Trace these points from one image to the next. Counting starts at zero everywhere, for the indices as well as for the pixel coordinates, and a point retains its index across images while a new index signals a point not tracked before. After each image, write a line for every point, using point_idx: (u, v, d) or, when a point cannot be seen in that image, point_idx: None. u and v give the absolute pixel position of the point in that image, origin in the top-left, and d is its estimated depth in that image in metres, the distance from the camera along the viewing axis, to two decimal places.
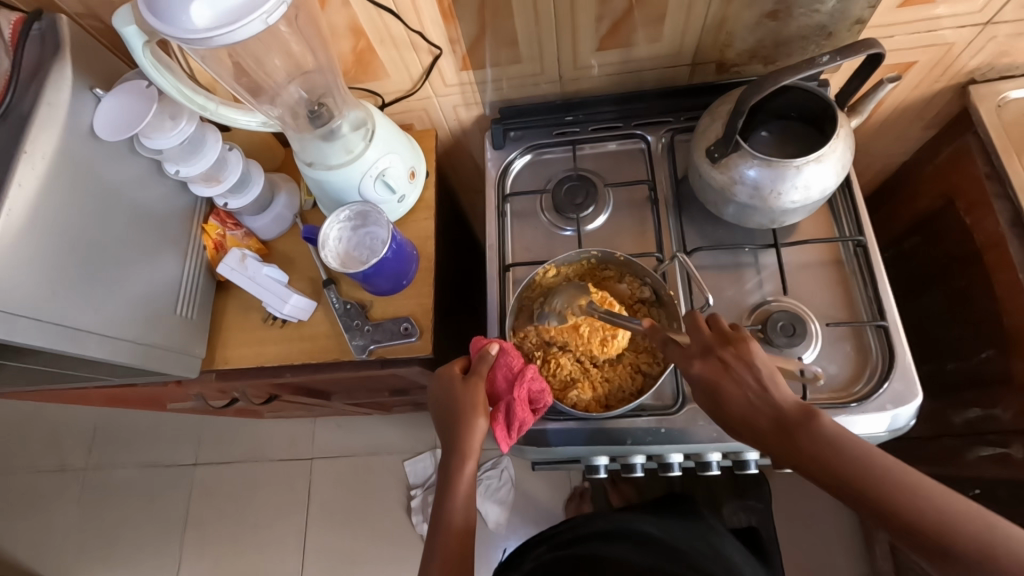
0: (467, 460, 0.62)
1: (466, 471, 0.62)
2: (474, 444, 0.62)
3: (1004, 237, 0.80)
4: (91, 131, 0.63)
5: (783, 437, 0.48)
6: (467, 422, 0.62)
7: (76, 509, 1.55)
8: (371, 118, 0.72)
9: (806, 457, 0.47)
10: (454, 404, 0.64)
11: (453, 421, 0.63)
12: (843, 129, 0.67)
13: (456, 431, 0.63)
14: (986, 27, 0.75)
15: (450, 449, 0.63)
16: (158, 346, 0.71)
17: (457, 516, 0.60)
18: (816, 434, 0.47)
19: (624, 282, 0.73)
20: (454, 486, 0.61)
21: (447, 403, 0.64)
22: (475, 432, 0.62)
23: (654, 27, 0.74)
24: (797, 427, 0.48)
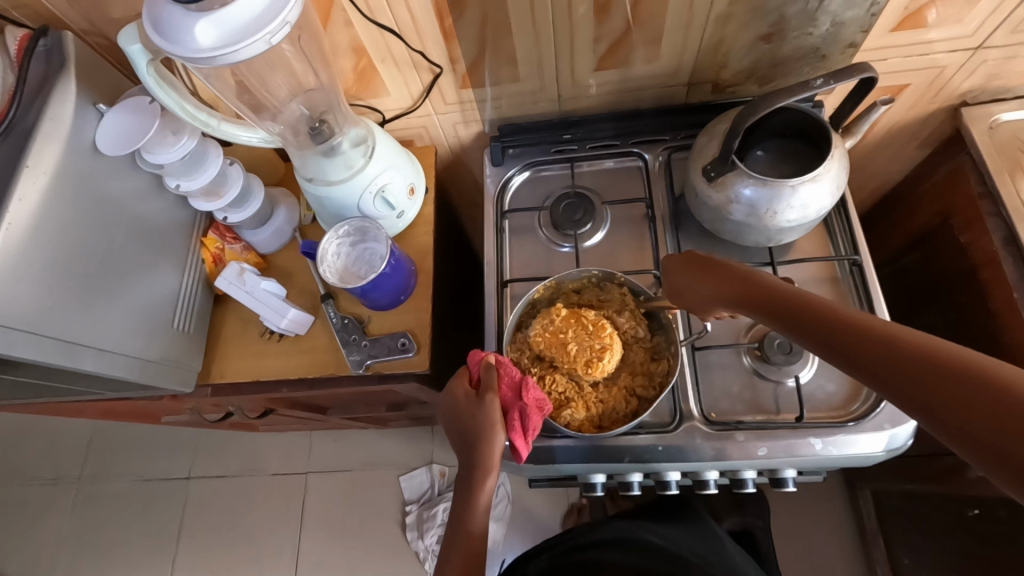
0: (488, 474, 0.61)
1: (487, 484, 0.61)
2: (494, 457, 0.61)
3: (1000, 257, 0.80)
4: (93, 146, 0.64)
5: (759, 289, 0.55)
6: (489, 437, 0.61)
7: (67, 523, 1.53)
8: (371, 135, 0.73)
9: (778, 299, 0.53)
10: (472, 419, 0.63)
11: (472, 436, 0.62)
12: (837, 150, 0.69)
13: (476, 444, 0.62)
14: (977, 51, 0.76)
15: (472, 464, 0.62)
16: (153, 360, 0.71)
17: (473, 537, 0.59)
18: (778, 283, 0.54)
19: (621, 316, 0.71)
20: (475, 500, 0.61)
21: (464, 419, 0.64)
22: (495, 446, 0.61)
23: (652, 48, 0.75)
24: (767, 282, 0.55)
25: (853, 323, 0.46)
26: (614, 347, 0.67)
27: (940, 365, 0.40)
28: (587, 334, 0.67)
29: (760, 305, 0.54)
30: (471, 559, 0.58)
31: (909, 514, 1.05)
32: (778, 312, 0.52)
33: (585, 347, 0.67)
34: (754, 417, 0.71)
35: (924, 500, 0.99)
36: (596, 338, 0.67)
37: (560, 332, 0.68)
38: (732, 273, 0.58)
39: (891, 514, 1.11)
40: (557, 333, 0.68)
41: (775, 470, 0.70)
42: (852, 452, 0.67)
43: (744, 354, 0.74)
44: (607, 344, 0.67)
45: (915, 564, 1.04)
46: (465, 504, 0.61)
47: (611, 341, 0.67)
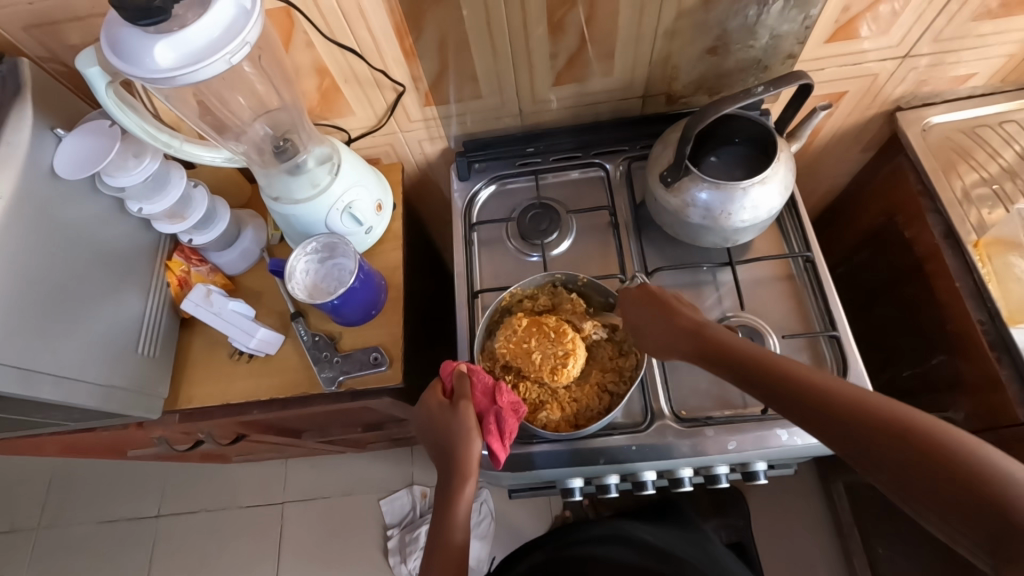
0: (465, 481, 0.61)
1: (465, 492, 0.61)
2: (472, 463, 0.61)
3: (940, 249, 0.85)
4: (51, 171, 0.63)
5: (735, 348, 0.59)
6: (465, 444, 0.62)
7: (27, 573, 1.44)
8: (336, 152, 0.74)
9: (754, 360, 0.57)
10: (447, 429, 0.63)
11: (449, 446, 0.63)
12: (784, 153, 0.73)
13: (453, 452, 0.62)
14: (905, 59, 0.82)
15: (449, 473, 0.62)
16: (118, 386, 0.69)
17: (453, 544, 0.59)
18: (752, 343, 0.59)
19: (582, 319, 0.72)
20: (453, 508, 0.61)
21: (439, 430, 0.64)
22: (473, 452, 0.61)
23: (606, 63, 0.79)
24: (741, 342, 0.59)
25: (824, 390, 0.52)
26: (578, 351, 0.68)
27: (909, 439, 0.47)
28: (550, 341, 0.69)
29: (734, 363, 0.58)
30: (452, 567, 0.58)
31: (880, 503, 1.08)
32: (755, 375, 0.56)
33: (549, 355, 0.68)
34: (722, 412, 0.73)
35: None
36: (558, 345, 0.69)
37: (523, 341, 0.69)
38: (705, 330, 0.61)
39: (864, 506, 1.14)
40: (521, 343, 0.70)
41: (746, 463, 0.72)
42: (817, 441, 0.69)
43: None
44: (570, 349, 0.68)
45: (889, 552, 1.07)
46: (443, 513, 0.61)
47: (573, 346, 0.68)
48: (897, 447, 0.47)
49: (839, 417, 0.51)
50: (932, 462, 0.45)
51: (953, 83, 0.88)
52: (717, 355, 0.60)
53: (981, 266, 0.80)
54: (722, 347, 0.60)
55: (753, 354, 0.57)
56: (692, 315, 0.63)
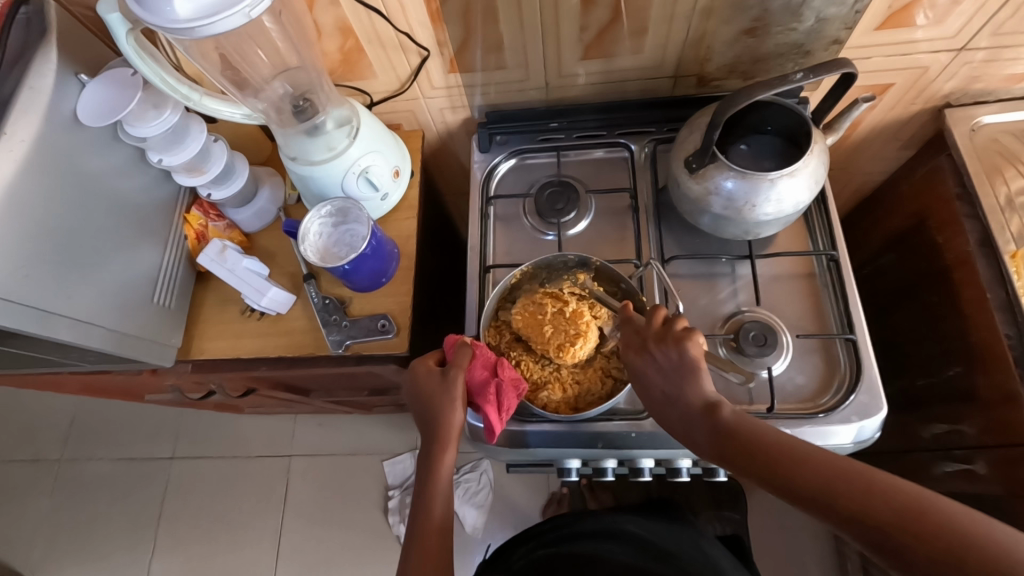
0: (447, 447, 0.62)
1: (444, 461, 0.62)
2: (452, 433, 0.62)
3: (974, 257, 0.82)
4: (73, 117, 0.64)
5: (713, 444, 0.53)
6: (448, 414, 0.62)
7: (50, 501, 1.53)
8: (356, 115, 0.73)
9: (731, 455, 0.51)
10: (432, 397, 0.63)
11: (434, 413, 0.63)
12: (817, 146, 0.69)
13: (434, 421, 0.62)
14: (960, 52, 0.77)
15: (431, 441, 0.62)
16: (133, 333, 0.71)
17: (435, 510, 0.59)
18: (727, 430, 0.52)
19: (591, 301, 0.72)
20: (433, 479, 0.61)
21: (428, 398, 0.64)
22: (455, 423, 0.62)
23: (637, 39, 0.76)
24: (715, 430, 0.53)
25: (773, 450, 0.49)
26: (590, 334, 0.67)
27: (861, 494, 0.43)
28: (565, 319, 0.68)
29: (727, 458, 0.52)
30: (434, 535, 0.59)
31: None
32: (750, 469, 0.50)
33: (559, 331, 0.67)
34: None
35: None
36: (572, 324, 0.67)
37: (538, 313, 0.69)
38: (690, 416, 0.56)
39: None
40: (536, 314, 0.69)
41: None
42: (820, 443, 0.68)
43: (719, 346, 0.75)
44: (582, 331, 0.67)
45: None
46: (430, 481, 0.61)
47: (586, 328, 0.67)
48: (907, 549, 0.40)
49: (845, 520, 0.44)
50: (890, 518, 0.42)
51: (1009, 82, 0.83)
52: (697, 449, 0.55)
53: (1016, 278, 0.77)
54: (696, 439, 0.55)
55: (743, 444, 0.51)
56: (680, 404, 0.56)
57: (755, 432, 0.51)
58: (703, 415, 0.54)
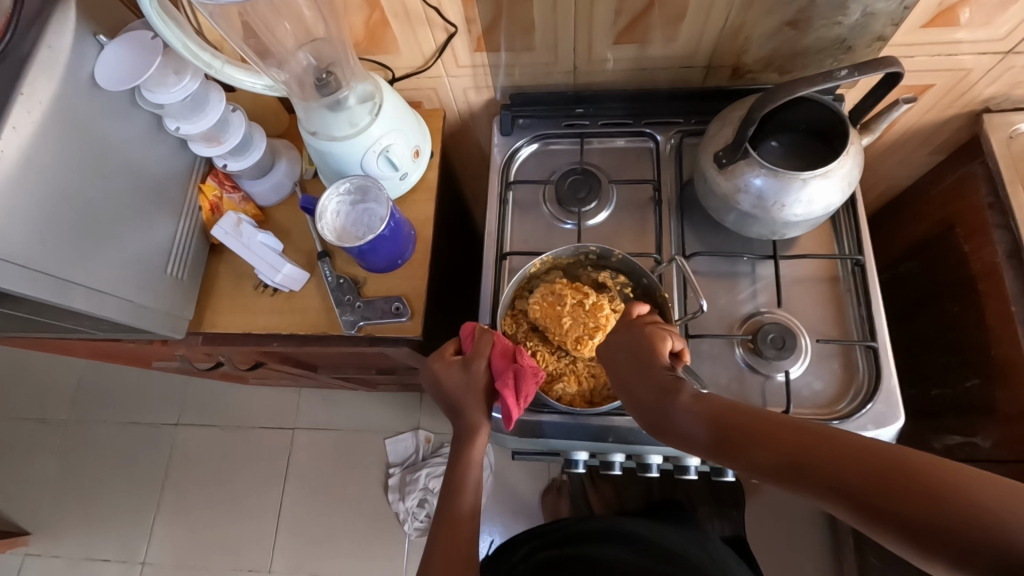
0: (478, 439, 0.63)
1: (475, 450, 0.63)
2: (481, 422, 0.63)
3: (1002, 269, 0.80)
4: (91, 80, 0.62)
5: (677, 420, 0.50)
6: (475, 404, 0.63)
7: (56, 460, 1.55)
8: (379, 92, 0.70)
9: (697, 431, 0.48)
10: (457, 387, 0.64)
11: (462, 406, 0.63)
12: (853, 147, 0.67)
13: (463, 411, 0.63)
14: (1007, 56, 0.74)
15: (461, 431, 0.64)
16: (146, 304, 0.70)
17: (465, 499, 0.61)
18: (691, 405, 0.49)
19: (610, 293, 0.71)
20: (465, 470, 0.62)
21: (453, 390, 0.64)
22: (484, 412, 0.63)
23: (673, 26, 0.73)
24: (677, 405, 0.50)
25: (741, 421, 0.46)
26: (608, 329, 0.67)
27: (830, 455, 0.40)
28: (584, 312, 0.67)
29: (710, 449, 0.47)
30: (455, 525, 0.59)
31: None
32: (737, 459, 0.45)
33: (578, 324, 0.67)
34: None
35: None
36: (592, 317, 0.67)
37: (557, 303, 0.68)
38: (660, 404, 0.51)
39: None
40: (555, 305, 0.68)
41: None
42: None
43: (737, 345, 0.74)
44: (602, 325, 0.67)
45: (880, 561, 1.08)
46: (459, 471, 0.62)
47: (605, 323, 0.67)
48: (924, 523, 0.36)
49: (845, 493, 0.39)
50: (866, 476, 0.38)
51: None
52: (659, 429, 0.51)
53: None
54: (657, 417, 0.51)
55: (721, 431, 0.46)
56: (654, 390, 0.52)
57: (731, 414, 0.47)
58: (664, 391, 0.52)
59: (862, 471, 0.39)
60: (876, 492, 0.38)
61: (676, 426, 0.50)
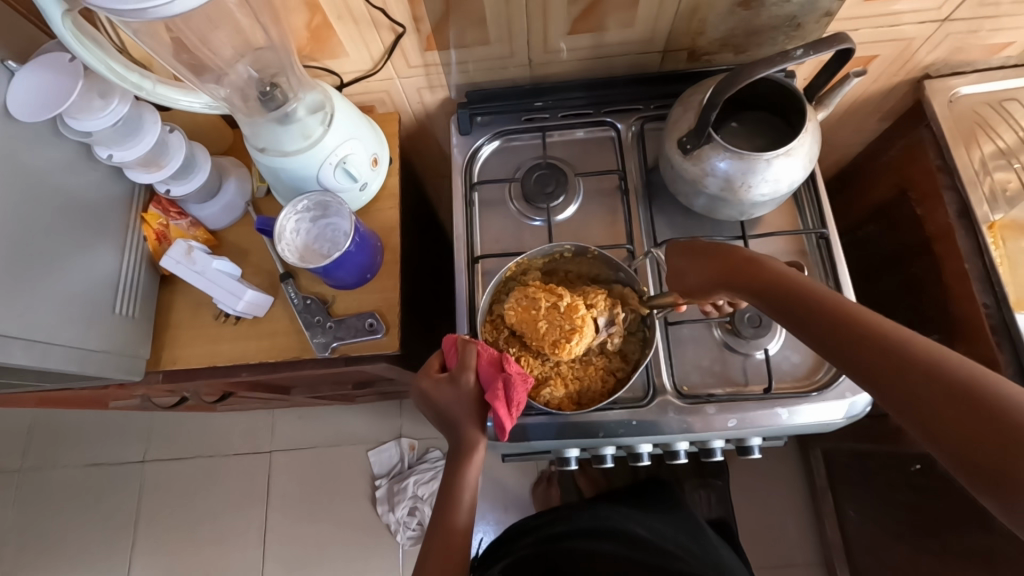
0: (474, 454, 0.61)
1: (471, 467, 0.61)
2: (476, 435, 0.61)
3: (953, 229, 0.83)
4: (4, 111, 0.57)
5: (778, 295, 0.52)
6: (468, 418, 0.61)
7: (12, 514, 1.44)
8: (329, 100, 0.67)
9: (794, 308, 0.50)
10: (448, 404, 0.62)
11: (454, 421, 0.62)
12: (812, 122, 0.68)
13: (457, 427, 0.62)
14: (944, 23, 0.77)
15: (456, 448, 0.62)
16: (96, 350, 0.65)
17: (459, 518, 0.60)
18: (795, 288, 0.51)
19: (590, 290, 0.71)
20: (460, 488, 0.61)
21: (443, 407, 0.62)
22: (479, 424, 0.61)
23: (625, 13, 0.72)
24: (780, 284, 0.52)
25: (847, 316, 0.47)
26: (585, 329, 0.64)
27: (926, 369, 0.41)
28: (560, 314, 0.65)
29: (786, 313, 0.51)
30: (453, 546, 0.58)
31: (855, 469, 1.12)
32: (804, 326, 0.49)
33: (554, 327, 0.65)
34: (724, 389, 0.72)
35: (871, 457, 1.06)
36: (567, 319, 0.65)
37: (532, 307, 0.66)
38: (761, 268, 0.54)
39: (839, 472, 1.18)
40: (530, 309, 0.66)
41: (742, 439, 0.72)
42: (817, 421, 0.69)
43: (715, 328, 0.75)
44: (578, 326, 0.64)
45: (858, 513, 1.12)
46: (455, 488, 0.61)
47: (581, 323, 0.64)
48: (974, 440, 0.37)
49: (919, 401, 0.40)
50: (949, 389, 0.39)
51: (987, 52, 0.83)
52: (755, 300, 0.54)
53: (995, 249, 0.79)
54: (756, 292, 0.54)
55: (806, 301, 0.50)
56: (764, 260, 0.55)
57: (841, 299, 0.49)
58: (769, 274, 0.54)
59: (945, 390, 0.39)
60: (949, 402, 0.39)
61: (770, 285, 0.53)
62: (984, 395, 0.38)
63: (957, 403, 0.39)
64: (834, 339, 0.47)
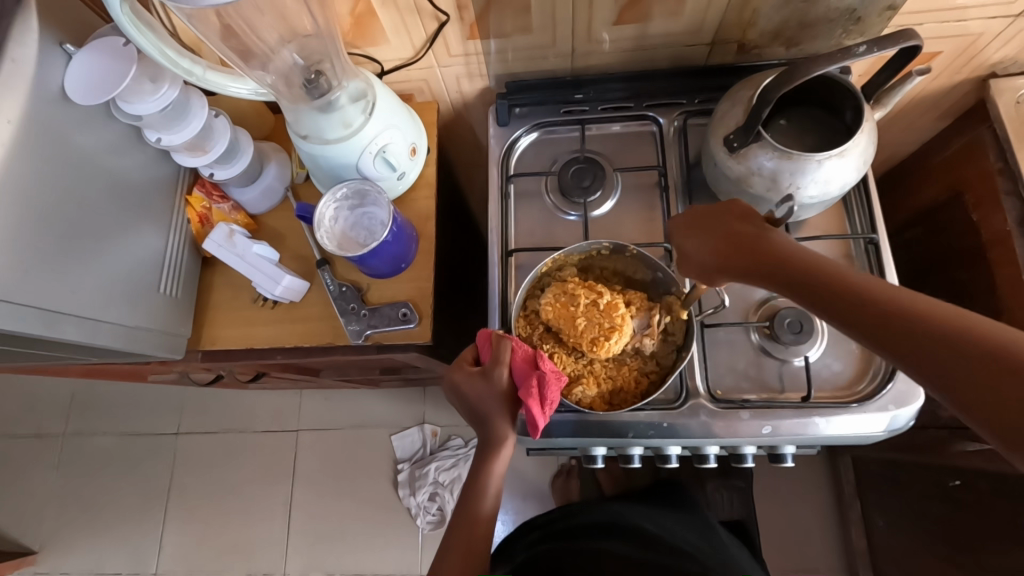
0: (502, 450, 0.62)
1: (500, 462, 0.62)
2: (507, 431, 0.62)
3: (1012, 236, 0.79)
4: (62, 92, 0.58)
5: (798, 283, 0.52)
6: (500, 414, 0.61)
7: (55, 478, 1.52)
8: (371, 88, 0.67)
9: (814, 295, 0.51)
10: (479, 398, 0.62)
11: (486, 416, 0.62)
12: (868, 121, 0.65)
13: (488, 422, 0.62)
14: (1017, 19, 0.72)
15: (486, 442, 0.62)
16: (141, 327, 0.67)
17: (484, 509, 0.61)
18: (813, 275, 0.51)
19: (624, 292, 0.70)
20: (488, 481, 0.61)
21: (475, 401, 0.62)
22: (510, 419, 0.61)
23: (675, 3, 0.70)
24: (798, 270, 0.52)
25: (877, 302, 0.48)
26: (624, 328, 0.64)
27: (938, 343, 0.45)
28: (598, 312, 0.65)
29: (796, 287, 0.52)
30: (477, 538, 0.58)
31: (887, 481, 1.09)
32: (826, 310, 0.50)
33: (592, 324, 0.65)
34: (759, 395, 0.70)
35: (906, 470, 1.02)
36: (606, 317, 0.65)
37: (570, 304, 0.66)
38: (764, 253, 0.54)
39: (870, 482, 1.15)
40: (567, 305, 0.66)
41: (775, 446, 0.71)
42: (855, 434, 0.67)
43: (752, 332, 0.73)
44: (617, 325, 0.64)
45: (888, 526, 1.09)
46: (482, 481, 0.61)
47: (621, 322, 0.64)
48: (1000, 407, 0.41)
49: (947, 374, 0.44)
50: (963, 362, 0.43)
51: None
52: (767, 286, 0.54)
53: None
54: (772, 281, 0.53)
55: (812, 282, 0.51)
56: (756, 231, 0.56)
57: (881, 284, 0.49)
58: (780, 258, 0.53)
59: (967, 360, 0.43)
60: (975, 374, 0.43)
61: (779, 269, 0.53)
62: (1006, 364, 0.42)
63: (989, 363, 0.43)
64: (876, 325, 0.48)
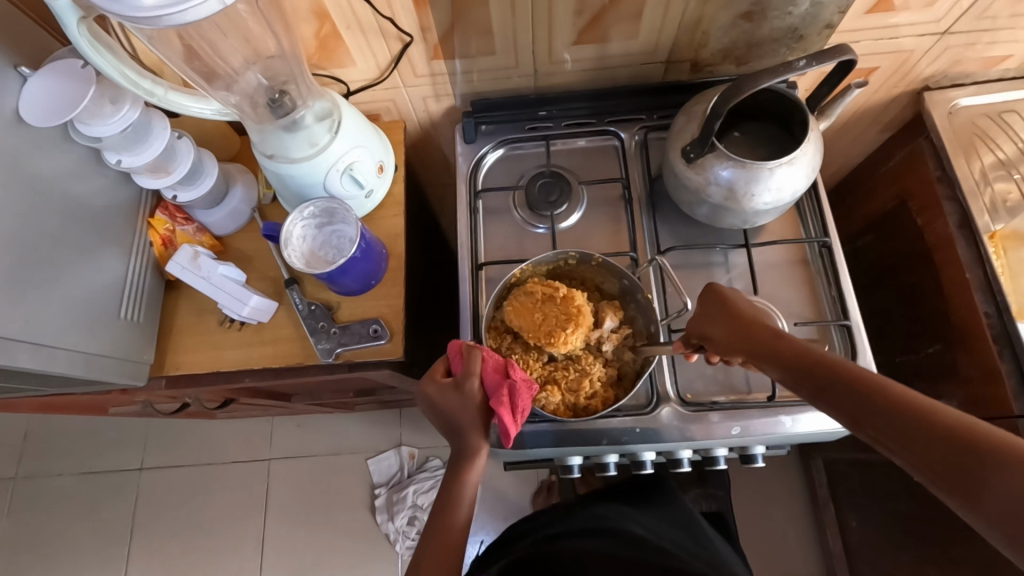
0: (477, 460, 0.61)
1: (473, 473, 0.62)
2: (480, 443, 0.62)
3: (954, 238, 0.84)
4: (17, 115, 0.57)
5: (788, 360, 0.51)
6: (473, 425, 0.61)
7: (7, 522, 1.43)
8: (337, 107, 0.68)
9: (805, 373, 0.49)
10: (452, 410, 0.62)
11: (459, 427, 0.62)
12: (812, 132, 0.68)
13: (461, 434, 0.62)
14: (943, 36, 0.78)
15: (459, 453, 0.62)
16: (101, 354, 0.65)
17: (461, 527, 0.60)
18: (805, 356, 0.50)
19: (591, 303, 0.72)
20: (463, 494, 0.61)
21: (448, 412, 0.62)
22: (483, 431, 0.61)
23: (630, 24, 0.73)
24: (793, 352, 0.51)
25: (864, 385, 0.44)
26: (582, 320, 0.66)
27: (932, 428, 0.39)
28: (557, 304, 0.67)
29: (792, 368, 0.50)
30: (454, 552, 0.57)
31: (857, 480, 1.12)
32: (818, 391, 0.48)
33: (550, 318, 0.66)
34: (727, 397, 0.72)
35: (873, 468, 1.05)
36: (564, 308, 0.67)
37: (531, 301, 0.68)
38: (764, 334, 0.53)
39: (841, 482, 1.18)
40: (528, 304, 0.68)
41: (745, 446, 0.72)
42: (820, 431, 0.69)
43: None
44: (574, 316, 0.66)
45: (860, 524, 1.12)
46: (458, 494, 0.61)
47: (578, 311, 0.66)
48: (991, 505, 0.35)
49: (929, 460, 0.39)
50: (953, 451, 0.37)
51: (986, 66, 0.84)
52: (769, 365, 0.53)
53: (996, 259, 0.79)
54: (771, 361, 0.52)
55: (805, 362, 0.49)
56: (761, 317, 0.56)
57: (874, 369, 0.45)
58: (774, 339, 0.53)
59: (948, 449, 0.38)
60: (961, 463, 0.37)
61: (774, 346, 0.52)
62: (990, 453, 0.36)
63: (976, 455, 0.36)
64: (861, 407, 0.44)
